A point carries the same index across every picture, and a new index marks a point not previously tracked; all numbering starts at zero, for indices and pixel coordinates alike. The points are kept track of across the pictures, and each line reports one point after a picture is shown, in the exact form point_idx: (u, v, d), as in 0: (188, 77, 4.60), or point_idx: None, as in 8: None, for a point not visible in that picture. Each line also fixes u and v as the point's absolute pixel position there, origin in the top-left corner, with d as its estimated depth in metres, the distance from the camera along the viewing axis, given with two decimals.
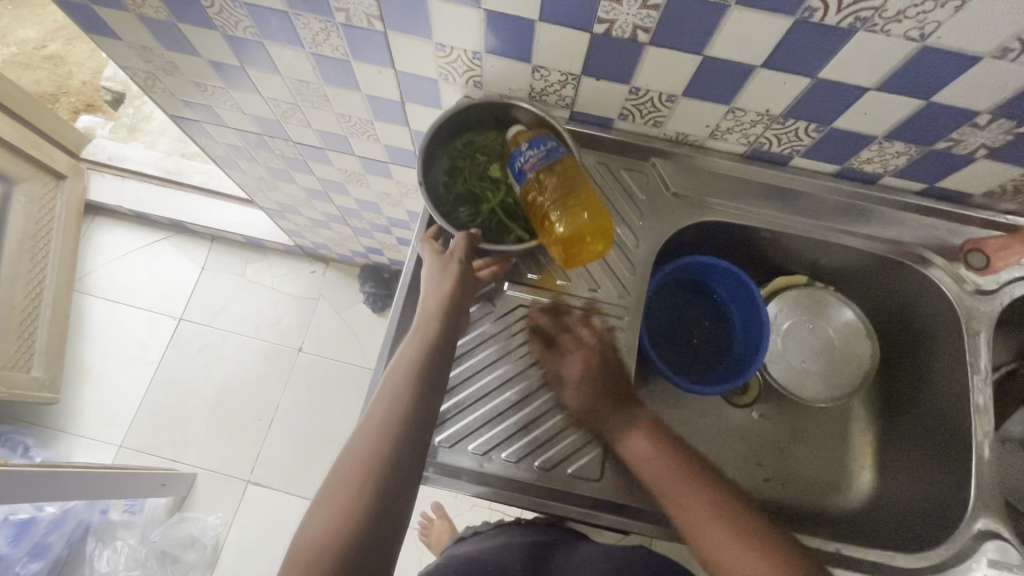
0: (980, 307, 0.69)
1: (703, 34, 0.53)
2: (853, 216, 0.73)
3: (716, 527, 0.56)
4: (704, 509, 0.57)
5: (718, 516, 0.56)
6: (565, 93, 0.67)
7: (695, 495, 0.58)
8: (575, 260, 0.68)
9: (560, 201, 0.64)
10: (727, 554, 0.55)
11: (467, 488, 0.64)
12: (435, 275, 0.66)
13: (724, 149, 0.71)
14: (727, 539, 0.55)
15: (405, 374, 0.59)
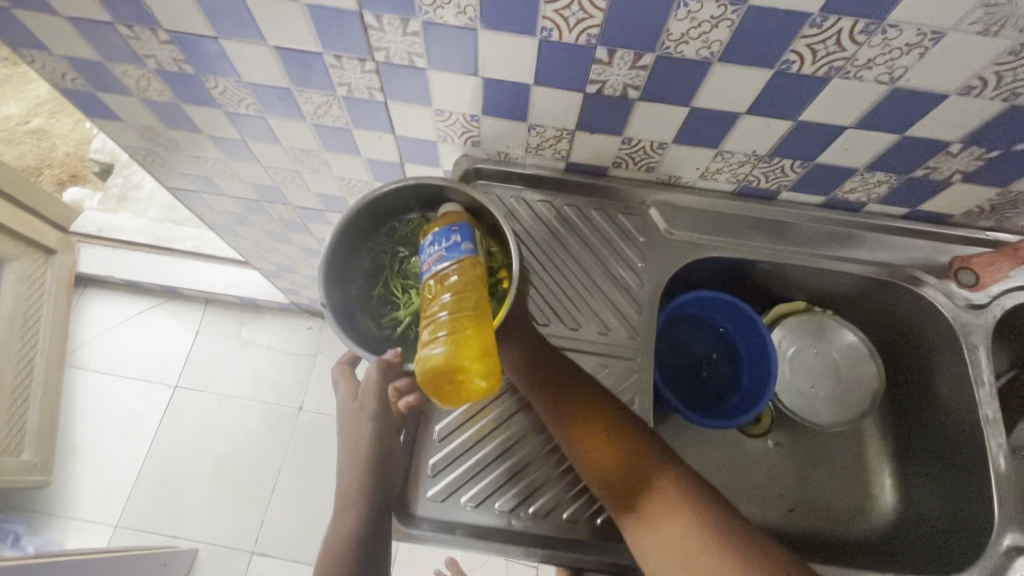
0: (974, 320, 0.72)
1: (690, 88, 0.57)
2: (843, 242, 0.76)
3: (589, 422, 0.62)
4: (581, 401, 0.63)
5: (612, 422, 0.61)
6: (560, 146, 0.70)
7: (568, 395, 0.64)
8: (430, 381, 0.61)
9: (450, 316, 0.61)
10: (606, 437, 0.60)
11: (496, 548, 0.63)
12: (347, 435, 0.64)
13: (715, 189, 0.74)
14: (601, 439, 0.60)
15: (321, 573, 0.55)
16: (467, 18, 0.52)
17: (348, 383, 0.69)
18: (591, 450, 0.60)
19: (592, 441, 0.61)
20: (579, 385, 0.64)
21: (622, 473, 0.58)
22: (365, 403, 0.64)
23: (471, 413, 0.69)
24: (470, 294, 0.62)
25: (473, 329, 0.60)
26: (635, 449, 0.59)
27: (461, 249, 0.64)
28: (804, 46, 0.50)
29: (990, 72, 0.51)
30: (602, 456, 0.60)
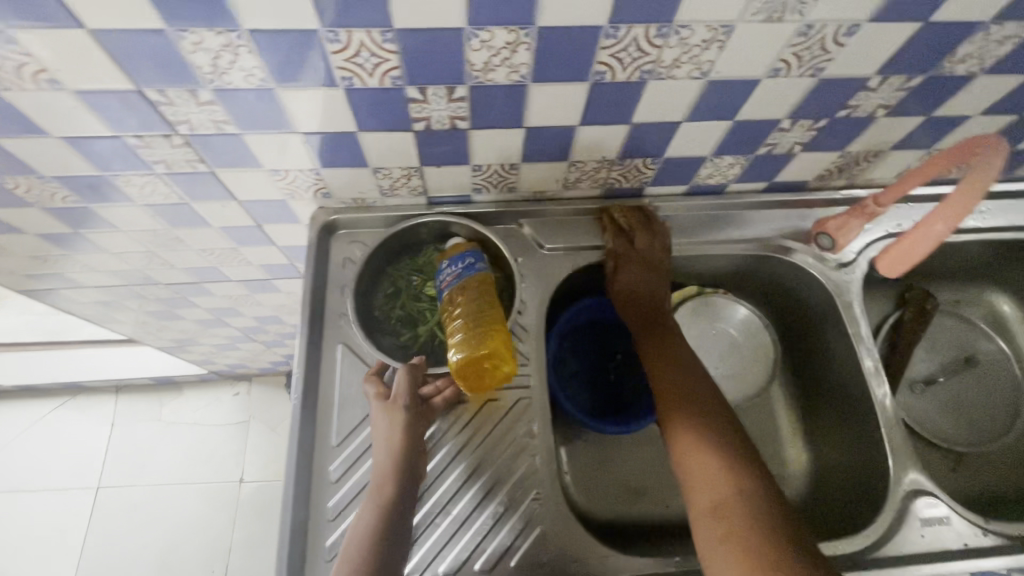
0: (844, 278, 0.75)
1: (516, 110, 0.55)
2: (716, 224, 0.77)
3: (696, 431, 0.59)
4: (697, 410, 0.61)
5: (728, 445, 0.58)
6: (413, 183, 0.67)
7: (691, 408, 0.61)
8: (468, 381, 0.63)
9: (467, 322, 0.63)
10: (714, 445, 0.58)
11: None
12: (381, 425, 0.59)
13: (581, 196, 0.74)
14: (705, 450, 0.58)
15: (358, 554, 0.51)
16: (258, 80, 0.49)
17: (378, 383, 0.62)
18: (690, 455, 0.58)
19: (694, 447, 0.58)
20: (710, 400, 0.62)
21: (715, 488, 0.55)
22: (399, 406, 0.59)
23: None
24: (486, 303, 0.65)
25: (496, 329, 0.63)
26: (739, 474, 0.55)
27: (475, 268, 0.66)
28: (608, 57, 0.50)
29: (789, 53, 0.52)
30: (698, 463, 0.57)
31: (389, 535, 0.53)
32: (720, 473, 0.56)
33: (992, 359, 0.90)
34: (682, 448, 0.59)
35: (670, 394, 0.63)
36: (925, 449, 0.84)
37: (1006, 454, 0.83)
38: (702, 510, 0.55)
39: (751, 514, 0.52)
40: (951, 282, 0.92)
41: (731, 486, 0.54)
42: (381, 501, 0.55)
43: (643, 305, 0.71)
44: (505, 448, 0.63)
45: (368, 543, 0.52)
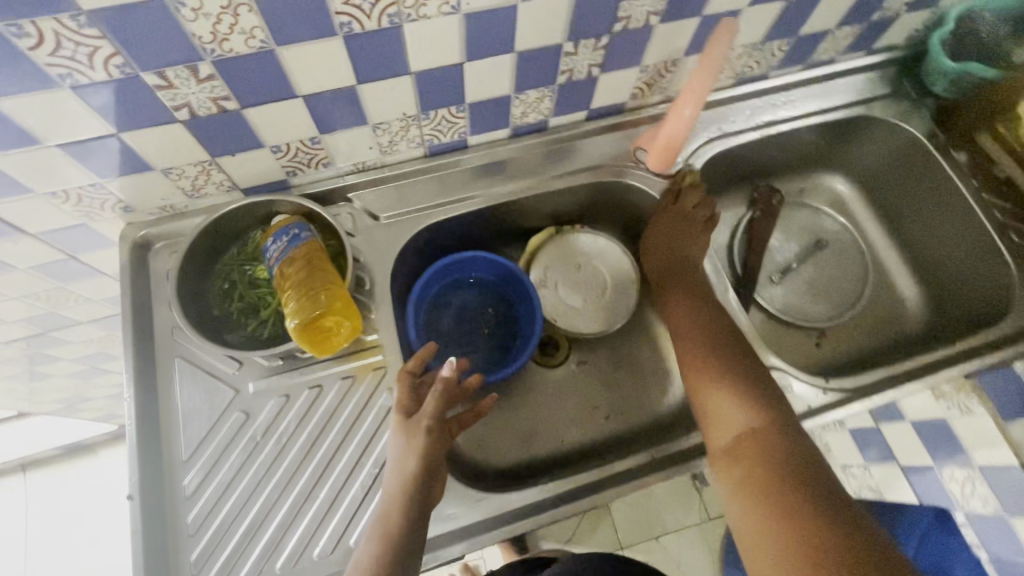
0: (677, 187, 0.78)
1: (280, 79, 0.54)
2: (550, 161, 0.78)
3: (723, 382, 0.64)
4: (723, 367, 0.65)
5: (753, 396, 0.62)
6: (216, 179, 0.64)
7: (726, 360, 0.65)
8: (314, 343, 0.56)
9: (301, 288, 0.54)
10: (740, 396, 0.62)
11: None
12: (399, 446, 0.57)
13: (406, 158, 0.72)
14: (733, 400, 0.62)
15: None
16: None
17: (406, 398, 0.59)
18: (716, 405, 0.63)
19: (720, 399, 0.63)
20: (740, 357, 0.66)
21: (736, 431, 0.60)
22: (429, 423, 0.58)
23: (256, 441, 0.60)
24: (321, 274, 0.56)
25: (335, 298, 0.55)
26: (756, 419, 0.60)
27: (303, 237, 0.58)
28: (344, 6, 0.49)
29: None
30: (721, 412, 0.62)
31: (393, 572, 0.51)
32: (743, 419, 0.61)
33: (837, 238, 0.96)
34: (712, 397, 0.63)
35: (697, 349, 0.68)
36: (788, 331, 0.90)
37: (858, 322, 0.90)
38: (721, 449, 0.61)
39: (768, 458, 0.57)
40: (792, 174, 0.97)
41: (746, 430, 0.60)
42: (392, 530, 0.53)
43: (681, 264, 0.75)
44: (367, 420, 0.62)
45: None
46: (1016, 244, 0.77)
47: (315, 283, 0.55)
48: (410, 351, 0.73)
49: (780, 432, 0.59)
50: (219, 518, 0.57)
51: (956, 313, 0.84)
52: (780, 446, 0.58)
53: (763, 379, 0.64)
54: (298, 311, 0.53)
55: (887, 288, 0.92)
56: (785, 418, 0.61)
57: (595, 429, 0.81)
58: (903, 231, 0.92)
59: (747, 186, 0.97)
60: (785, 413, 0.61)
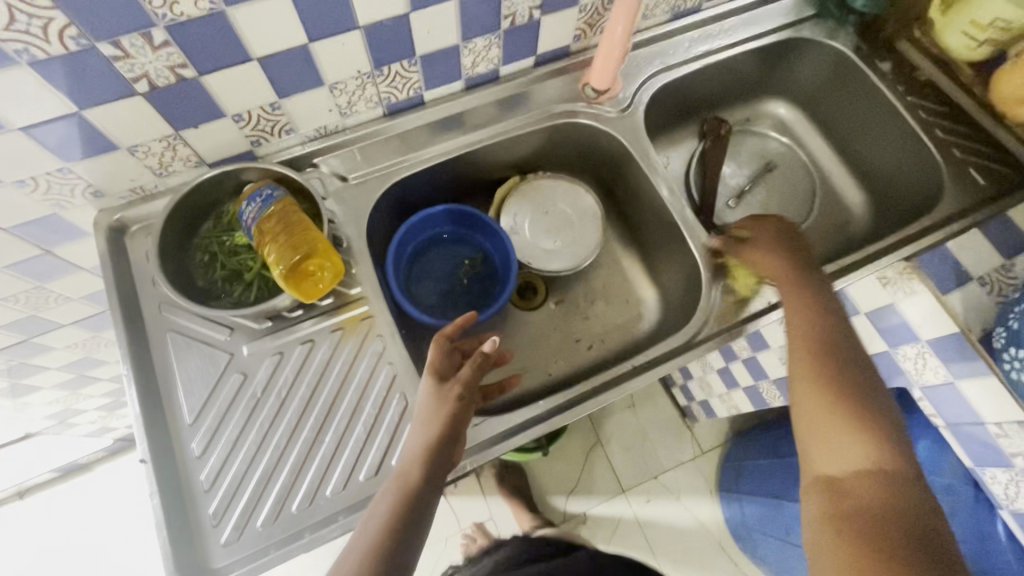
0: (627, 122, 0.82)
1: (233, 43, 0.55)
2: (506, 109, 0.81)
3: (836, 385, 0.59)
4: (841, 376, 0.59)
5: (866, 417, 0.57)
6: (182, 154, 0.65)
7: (837, 383, 0.59)
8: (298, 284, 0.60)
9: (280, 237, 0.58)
10: (845, 409, 0.57)
11: (314, 543, 0.58)
12: (429, 405, 0.59)
13: (366, 120, 0.75)
14: (842, 421, 0.57)
15: (371, 541, 0.51)
16: None
17: (439, 365, 0.61)
18: (817, 417, 0.58)
19: (822, 419, 0.58)
20: (860, 383, 0.59)
21: (844, 461, 0.55)
22: (463, 390, 0.60)
23: (256, 398, 0.63)
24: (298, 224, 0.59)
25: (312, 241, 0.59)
26: (881, 455, 0.55)
27: (274, 197, 0.60)
28: None
29: None
30: (824, 423, 0.58)
31: (407, 521, 0.53)
32: (857, 449, 0.55)
33: (784, 159, 1.02)
34: (823, 420, 0.57)
35: (802, 359, 0.62)
36: None
37: (810, 232, 0.96)
38: (818, 476, 0.56)
39: (872, 495, 0.52)
40: (737, 103, 1.02)
41: (868, 462, 0.54)
42: (411, 478, 0.55)
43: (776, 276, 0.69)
44: (360, 368, 0.65)
45: (387, 526, 0.52)
46: (941, 137, 0.84)
47: (292, 233, 0.59)
48: (394, 304, 0.76)
49: (881, 469, 0.54)
50: (234, 470, 0.60)
51: (894, 211, 0.90)
52: (896, 484, 0.53)
53: (883, 395, 0.59)
54: (279, 260, 0.58)
55: (833, 198, 0.98)
56: (899, 443, 0.56)
57: (578, 360, 0.85)
58: (842, 143, 0.98)
59: (696, 120, 1.02)
60: (898, 439, 0.56)
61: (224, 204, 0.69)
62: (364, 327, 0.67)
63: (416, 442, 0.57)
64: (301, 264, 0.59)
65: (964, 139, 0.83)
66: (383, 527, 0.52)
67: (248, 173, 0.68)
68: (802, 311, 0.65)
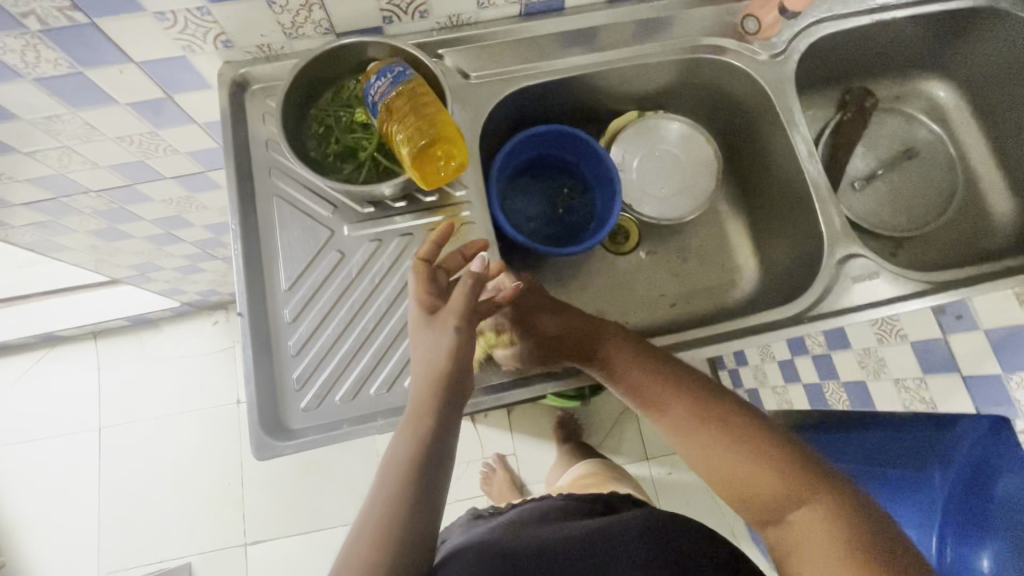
0: (776, 70, 0.74)
1: None
2: (646, 33, 0.74)
3: (737, 447, 0.54)
4: (710, 413, 0.56)
5: (780, 462, 0.53)
6: (316, 17, 0.63)
7: (706, 417, 0.56)
8: (421, 168, 0.58)
9: (412, 117, 0.56)
10: (743, 473, 0.53)
11: (387, 427, 0.58)
12: (429, 342, 0.54)
13: (500, 16, 0.70)
14: (759, 471, 0.53)
15: (397, 484, 0.48)
16: None
17: (427, 293, 0.56)
18: (718, 460, 0.54)
19: (738, 475, 0.53)
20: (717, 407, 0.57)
21: (779, 503, 0.52)
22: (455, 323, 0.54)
23: (351, 280, 0.63)
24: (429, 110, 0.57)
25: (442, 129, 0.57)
26: (784, 480, 0.52)
27: (405, 75, 0.57)
28: None
29: None
30: (747, 478, 0.53)
31: (426, 465, 0.50)
32: (774, 488, 0.52)
33: (929, 149, 0.91)
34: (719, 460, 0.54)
35: (703, 447, 0.55)
36: (863, 239, 0.87)
37: (940, 233, 0.87)
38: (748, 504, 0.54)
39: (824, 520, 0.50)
40: (890, 76, 0.91)
41: (791, 500, 0.51)
42: (419, 432, 0.51)
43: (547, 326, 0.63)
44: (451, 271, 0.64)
45: (407, 470, 0.49)
46: None
47: (414, 113, 0.56)
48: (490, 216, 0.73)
49: (815, 500, 0.51)
50: (320, 343, 0.60)
51: None
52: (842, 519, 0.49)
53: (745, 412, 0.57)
54: (405, 142, 0.56)
55: (974, 199, 0.87)
56: (799, 452, 0.54)
57: (660, 315, 0.82)
58: (1003, 141, 0.86)
59: (840, 87, 0.92)
60: (796, 448, 0.54)
61: (345, 79, 0.67)
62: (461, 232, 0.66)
63: (420, 376, 0.53)
64: (425, 145, 0.56)
65: None
66: (398, 478, 0.49)
67: (376, 50, 0.65)
68: (665, 392, 0.58)
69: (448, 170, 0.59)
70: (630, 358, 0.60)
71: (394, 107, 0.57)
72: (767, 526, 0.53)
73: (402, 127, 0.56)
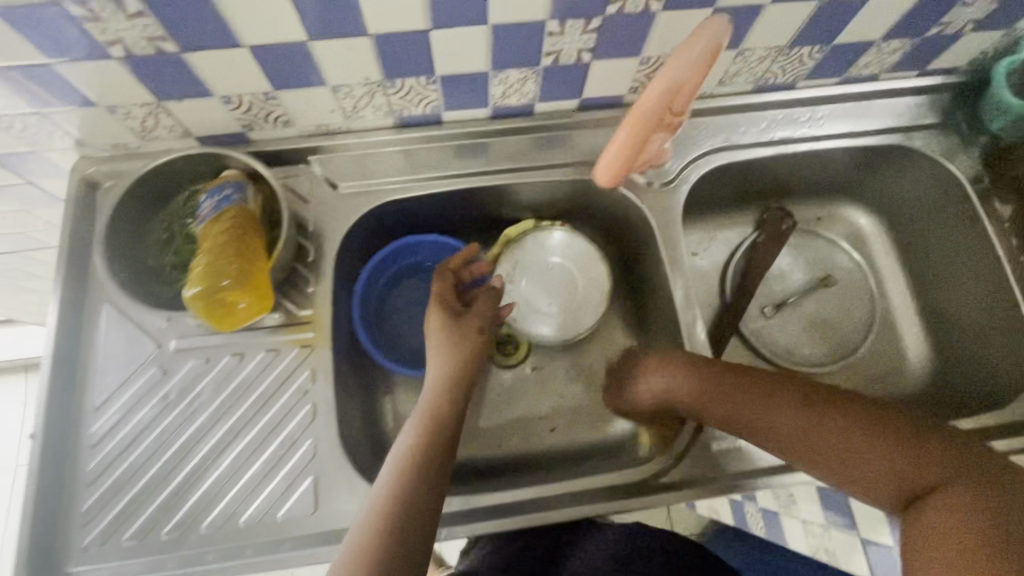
0: (663, 200, 0.71)
1: (218, 25, 0.49)
2: (533, 151, 0.72)
3: (854, 429, 0.53)
4: (760, 414, 0.57)
5: (915, 438, 0.51)
6: (167, 123, 0.61)
7: (819, 401, 0.56)
8: (210, 306, 0.49)
9: (216, 248, 0.51)
10: (851, 449, 0.52)
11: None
12: (443, 343, 0.62)
13: (373, 127, 0.67)
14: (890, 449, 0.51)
15: (404, 468, 0.52)
16: None
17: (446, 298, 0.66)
18: (839, 442, 0.53)
19: (836, 448, 0.53)
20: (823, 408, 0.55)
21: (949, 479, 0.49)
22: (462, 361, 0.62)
23: (169, 401, 0.59)
24: (241, 242, 0.52)
25: (249, 265, 0.51)
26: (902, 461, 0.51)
27: (230, 200, 0.54)
28: None
29: None
30: (862, 460, 0.52)
31: (439, 451, 0.54)
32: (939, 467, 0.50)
33: (848, 276, 0.85)
34: (853, 452, 0.52)
35: (790, 433, 0.55)
36: (766, 369, 0.82)
37: (852, 372, 0.81)
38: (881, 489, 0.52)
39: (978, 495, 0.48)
40: (811, 198, 0.87)
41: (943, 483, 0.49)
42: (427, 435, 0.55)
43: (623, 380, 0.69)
44: (278, 398, 0.60)
45: (411, 462, 0.52)
46: None
47: (218, 256, 0.50)
48: (350, 330, 0.69)
49: (979, 482, 0.48)
50: (122, 470, 0.57)
51: (957, 384, 0.75)
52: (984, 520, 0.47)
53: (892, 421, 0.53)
54: (201, 291, 0.49)
55: (888, 339, 0.82)
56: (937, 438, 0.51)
57: (536, 440, 0.77)
58: (920, 283, 0.81)
59: (758, 205, 0.87)
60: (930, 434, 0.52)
61: (200, 183, 0.64)
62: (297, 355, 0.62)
63: (428, 387, 0.60)
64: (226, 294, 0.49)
65: None
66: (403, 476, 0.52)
67: (230, 159, 0.63)
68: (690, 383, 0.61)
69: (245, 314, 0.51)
70: (668, 384, 0.63)
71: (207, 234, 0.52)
72: (908, 506, 0.51)
73: (202, 256, 0.50)
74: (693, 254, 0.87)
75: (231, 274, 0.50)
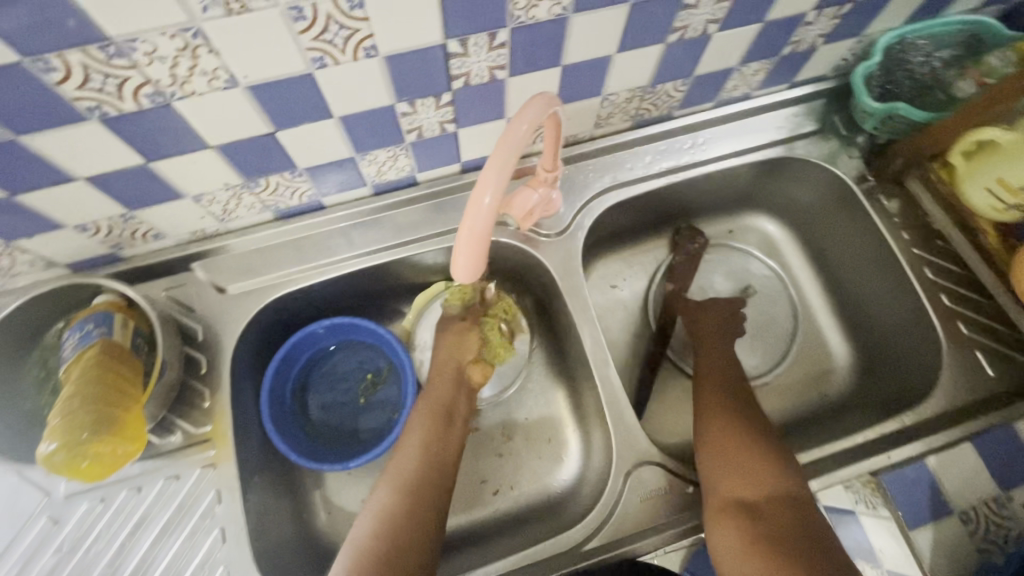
0: (562, 249, 0.70)
1: (42, 165, 0.47)
2: (423, 220, 0.70)
3: (743, 467, 0.55)
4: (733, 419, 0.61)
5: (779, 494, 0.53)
6: (24, 259, 0.58)
7: (736, 425, 0.60)
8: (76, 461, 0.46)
9: (78, 395, 0.48)
10: (727, 475, 0.56)
11: None
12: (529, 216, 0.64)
13: (252, 223, 0.66)
14: (744, 458, 0.56)
15: (403, 481, 0.57)
16: None
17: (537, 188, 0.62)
18: (733, 462, 0.56)
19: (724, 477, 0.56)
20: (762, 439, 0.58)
21: (754, 515, 0.52)
22: (448, 369, 0.67)
23: (65, 552, 0.55)
24: (106, 384, 0.49)
25: (117, 408, 0.49)
26: (771, 500, 0.52)
27: (93, 337, 0.52)
28: (81, 91, 0.41)
29: (310, 40, 0.43)
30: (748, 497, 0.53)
31: (436, 457, 0.60)
32: (773, 482, 0.54)
33: (766, 284, 0.85)
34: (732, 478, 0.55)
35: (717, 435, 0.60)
36: None
37: (785, 382, 0.80)
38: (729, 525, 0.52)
39: (770, 530, 0.50)
40: (719, 213, 0.86)
41: (761, 495, 0.53)
42: (432, 442, 0.60)
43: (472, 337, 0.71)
44: (183, 530, 0.57)
45: (416, 474, 0.58)
46: (947, 307, 0.68)
47: (82, 406, 0.47)
48: (261, 433, 0.66)
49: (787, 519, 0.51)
50: None
51: (885, 384, 0.74)
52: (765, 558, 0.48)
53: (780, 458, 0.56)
54: (60, 445, 0.46)
55: (814, 341, 0.82)
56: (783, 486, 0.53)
57: (480, 509, 0.74)
58: (837, 286, 0.81)
59: (668, 228, 0.85)
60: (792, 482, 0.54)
61: (73, 312, 0.61)
62: (201, 475, 0.59)
63: (437, 388, 0.66)
64: (88, 448, 0.46)
65: (974, 313, 0.67)
66: (405, 493, 0.56)
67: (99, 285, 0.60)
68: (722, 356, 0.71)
69: (118, 462, 0.48)
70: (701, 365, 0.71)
71: (68, 379, 0.49)
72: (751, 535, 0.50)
73: (62, 407, 0.47)
74: (613, 286, 0.85)
75: (94, 424, 0.47)
